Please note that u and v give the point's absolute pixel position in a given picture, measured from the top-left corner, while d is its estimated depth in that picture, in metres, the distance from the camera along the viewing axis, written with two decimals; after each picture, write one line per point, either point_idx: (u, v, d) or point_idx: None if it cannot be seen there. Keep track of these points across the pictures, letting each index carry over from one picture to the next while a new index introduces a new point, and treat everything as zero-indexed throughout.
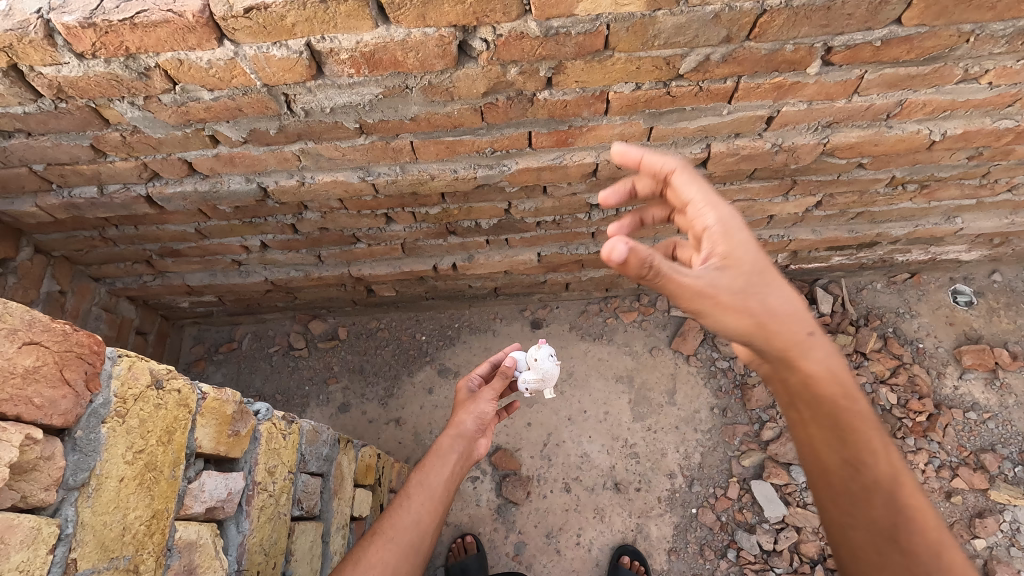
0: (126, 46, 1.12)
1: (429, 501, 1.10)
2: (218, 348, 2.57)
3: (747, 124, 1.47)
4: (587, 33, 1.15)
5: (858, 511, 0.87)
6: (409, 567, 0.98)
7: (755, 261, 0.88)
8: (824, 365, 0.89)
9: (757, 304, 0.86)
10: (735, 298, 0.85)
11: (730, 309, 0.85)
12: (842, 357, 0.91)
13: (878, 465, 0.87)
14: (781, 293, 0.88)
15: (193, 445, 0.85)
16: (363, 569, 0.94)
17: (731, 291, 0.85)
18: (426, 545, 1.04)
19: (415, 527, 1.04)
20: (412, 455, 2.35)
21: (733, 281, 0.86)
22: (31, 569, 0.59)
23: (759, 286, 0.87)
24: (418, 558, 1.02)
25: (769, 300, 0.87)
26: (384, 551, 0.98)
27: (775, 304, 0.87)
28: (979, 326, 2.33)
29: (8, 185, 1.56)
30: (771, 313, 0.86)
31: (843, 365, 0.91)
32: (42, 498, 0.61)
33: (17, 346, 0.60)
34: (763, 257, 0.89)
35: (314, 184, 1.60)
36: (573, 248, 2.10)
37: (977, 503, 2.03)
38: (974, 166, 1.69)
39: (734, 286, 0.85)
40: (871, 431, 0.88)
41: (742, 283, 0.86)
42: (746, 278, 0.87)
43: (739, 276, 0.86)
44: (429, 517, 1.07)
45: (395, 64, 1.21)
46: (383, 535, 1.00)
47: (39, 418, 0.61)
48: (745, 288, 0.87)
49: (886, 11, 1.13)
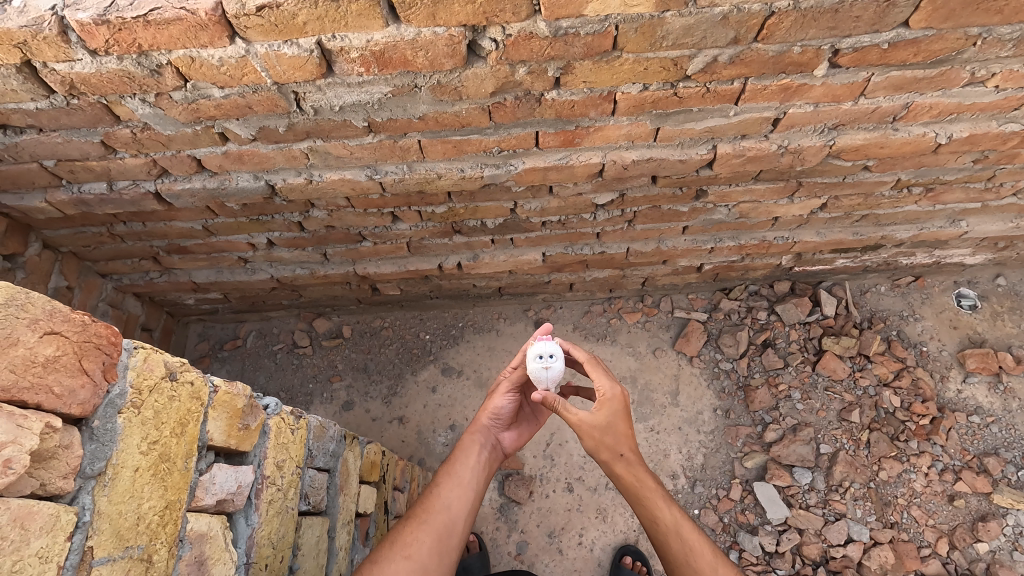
0: (139, 44, 1.13)
1: (459, 487, 1.17)
2: (222, 345, 2.58)
3: (753, 125, 1.48)
4: (595, 34, 1.16)
5: (676, 568, 1.15)
6: (442, 548, 1.07)
7: (615, 414, 1.20)
8: (626, 461, 1.21)
9: (608, 440, 1.20)
10: (596, 433, 1.20)
11: (590, 442, 1.22)
12: (641, 453, 1.23)
13: (666, 522, 1.18)
14: (625, 434, 1.22)
15: (205, 437, 0.86)
16: (401, 547, 1.04)
17: (593, 429, 1.20)
18: (460, 527, 1.12)
19: (447, 510, 1.12)
20: (414, 453, 2.36)
21: (596, 418, 1.20)
22: (50, 556, 0.60)
23: (614, 425, 1.20)
24: (453, 539, 1.10)
25: (616, 435, 1.21)
26: (418, 532, 1.07)
27: (620, 439, 1.21)
28: (983, 329, 2.33)
29: (19, 180, 1.57)
30: (614, 446, 1.21)
31: (640, 457, 1.23)
32: (60, 486, 0.62)
33: (38, 335, 0.62)
34: (625, 402, 1.23)
35: (322, 182, 1.61)
36: (577, 248, 2.10)
37: (980, 506, 2.04)
38: (979, 170, 1.70)
39: (599, 429, 1.20)
40: (657, 498, 1.20)
41: (604, 424, 1.20)
42: (609, 421, 1.20)
43: (600, 420, 1.20)
44: (460, 501, 1.15)
45: (404, 63, 1.22)
46: (416, 519, 1.10)
47: (59, 407, 0.62)
48: (602, 423, 1.20)
49: (893, 14, 1.14)
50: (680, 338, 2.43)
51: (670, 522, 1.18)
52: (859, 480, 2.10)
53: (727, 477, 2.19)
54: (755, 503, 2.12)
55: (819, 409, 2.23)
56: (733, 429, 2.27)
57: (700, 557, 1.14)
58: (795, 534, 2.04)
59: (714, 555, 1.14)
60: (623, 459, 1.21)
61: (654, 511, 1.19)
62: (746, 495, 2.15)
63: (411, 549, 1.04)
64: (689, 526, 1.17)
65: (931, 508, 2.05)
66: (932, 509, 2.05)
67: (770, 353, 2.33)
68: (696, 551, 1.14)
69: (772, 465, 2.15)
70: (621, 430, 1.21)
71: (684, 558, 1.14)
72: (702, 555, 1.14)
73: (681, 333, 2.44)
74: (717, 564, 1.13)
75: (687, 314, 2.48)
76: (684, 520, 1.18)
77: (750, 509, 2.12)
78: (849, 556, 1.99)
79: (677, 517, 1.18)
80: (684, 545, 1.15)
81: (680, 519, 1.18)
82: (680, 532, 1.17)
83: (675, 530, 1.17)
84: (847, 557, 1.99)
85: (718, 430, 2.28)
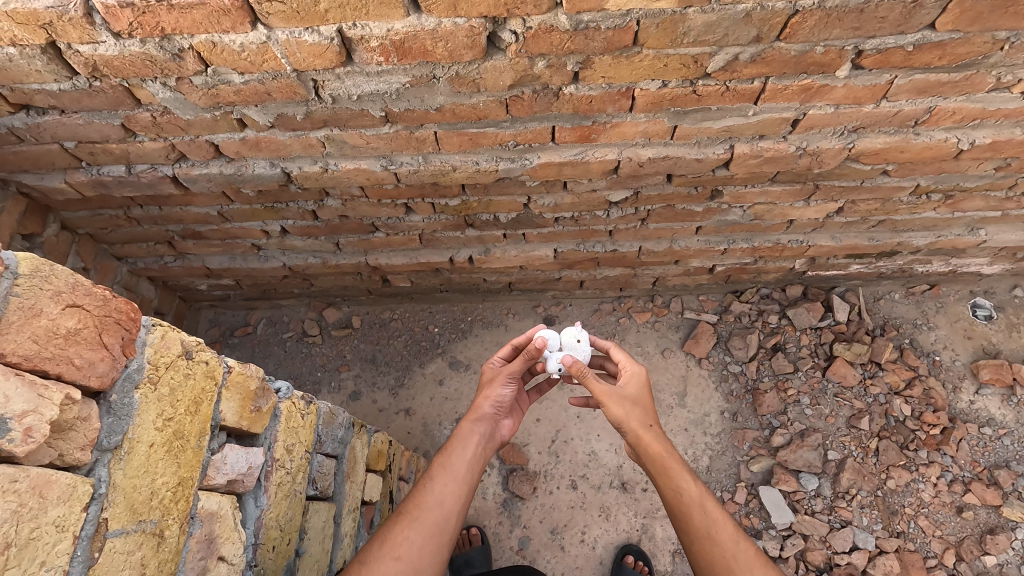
0: (162, 27, 1.14)
1: (453, 482, 1.14)
2: (233, 332, 2.61)
3: (772, 126, 1.46)
4: (616, 29, 1.15)
5: (698, 542, 1.11)
6: (435, 546, 1.04)
7: (641, 389, 1.28)
8: (655, 433, 1.21)
9: (635, 411, 1.23)
10: (628, 402, 1.24)
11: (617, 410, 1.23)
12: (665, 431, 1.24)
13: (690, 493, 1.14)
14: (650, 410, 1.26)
15: (218, 417, 0.86)
16: (390, 548, 1.01)
17: (624, 398, 1.24)
18: (454, 522, 1.09)
19: (440, 506, 1.09)
20: (420, 445, 2.36)
21: (627, 389, 1.26)
22: (67, 525, 0.60)
23: (643, 398, 1.26)
24: (447, 535, 1.07)
25: (644, 408, 1.25)
26: (409, 530, 1.04)
27: (649, 413, 1.25)
28: (998, 340, 2.30)
29: (40, 161, 1.59)
30: (642, 417, 1.22)
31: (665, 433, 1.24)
32: (77, 457, 0.63)
33: (61, 307, 0.63)
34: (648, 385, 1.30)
35: (337, 171, 1.62)
36: (589, 246, 2.09)
37: (989, 519, 2.01)
38: (1000, 178, 1.67)
39: (630, 398, 1.25)
40: (683, 471, 1.16)
41: (634, 396, 1.25)
42: (637, 394, 1.26)
43: (632, 391, 1.25)
44: (452, 497, 1.11)
45: (424, 53, 1.21)
46: (408, 515, 1.06)
47: (79, 378, 0.63)
48: (632, 396, 1.25)
49: (919, 15, 1.13)
50: (688, 339, 2.42)
51: (694, 495, 1.13)
52: (866, 487, 2.08)
53: (732, 480, 2.18)
54: (760, 508, 2.11)
55: (827, 415, 2.21)
56: (740, 432, 2.25)
57: (720, 530, 1.11)
58: (800, 541, 2.02)
59: (734, 530, 1.11)
60: (652, 429, 1.22)
61: (678, 482, 1.15)
62: (751, 498, 2.13)
63: (401, 549, 1.01)
64: (711, 501, 1.14)
65: (939, 518, 2.03)
66: (939, 519, 2.03)
67: (780, 357, 2.31)
68: (716, 523, 1.11)
69: (779, 470, 2.13)
70: (648, 405, 1.26)
71: (706, 532, 1.10)
72: (722, 527, 1.11)
73: (690, 334, 2.44)
74: (738, 538, 1.10)
75: (697, 315, 2.47)
76: (706, 495, 1.14)
77: (755, 513, 2.10)
78: (854, 564, 1.97)
79: (701, 491, 1.14)
80: (706, 519, 1.11)
81: (703, 492, 1.15)
82: (703, 505, 1.13)
83: (698, 502, 1.13)
84: (852, 564, 1.98)
85: (724, 432, 2.27)
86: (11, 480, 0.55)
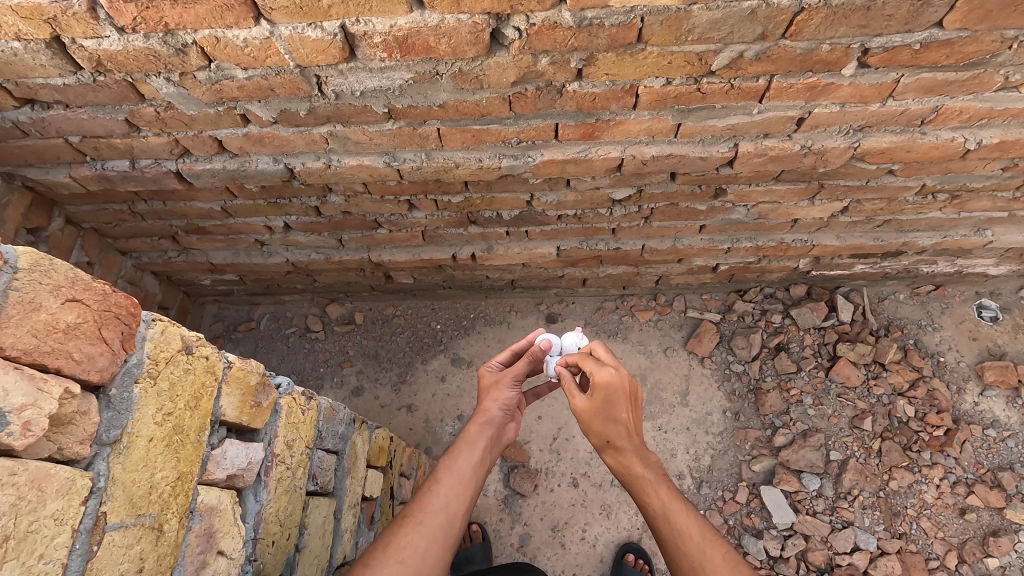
0: (165, 22, 1.14)
1: (459, 484, 1.13)
2: (237, 327, 2.62)
3: (777, 125, 1.45)
4: (620, 26, 1.14)
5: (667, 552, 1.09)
6: (439, 548, 1.03)
7: (609, 398, 1.18)
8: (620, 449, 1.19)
9: (599, 426, 1.20)
10: (589, 419, 1.21)
11: (583, 426, 1.23)
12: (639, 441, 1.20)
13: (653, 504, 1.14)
14: (618, 419, 1.19)
15: (218, 412, 0.87)
16: (393, 551, 1.00)
17: (586, 414, 1.21)
18: (458, 525, 1.09)
19: (444, 510, 1.09)
20: (421, 441, 2.37)
21: (588, 403, 1.20)
22: (65, 518, 0.61)
23: (609, 409, 1.18)
24: (450, 539, 1.06)
25: (610, 422, 1.19)
26: (412, 534, 1.03)
27: (612, 426, 1.19)
28: (1004, 342, 2.28)
29: (44, 155, 1.60)
30: (604, 433, 1.20)
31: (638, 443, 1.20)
32: (76, 451, 0.63)
33: (61, 301, 0.63)
34: (622, 389, 1.19)
35: (341, 167, 1.62)
36: (592, 244, 2.08)
37: (992, 521, 2.00)
38: (1008, 178, 1.66)
39: (592, 416, 1.20)
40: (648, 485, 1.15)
41: (597, 410, 1.19)
42: (602, 407, 1.19)
43: (592, 407, 1.19)
44: (458, 500, 1.11)
45: (427, 49, 1.21)
46: (412, 519, 1.06)
47: (78, 373, 0.63)
48: (593, 410, 1.19)
49: (927, 13, 1.11)
50: (691, 338, 2.41)
51: (658, 508, 1.13)
52: (868, 488, 2.07)
53: (734, 480, 2.18)
54: (762, 508, 2.10)
55: (830, 415, 2.20)
56: (742, 431, 2.25)
57: (687, 539, 1.07)
58: (801, 541, 2.02)
59: (703, 537, 1.06)
60: (610, 446, 1.20)
61: (643, 496, 1.16)
62: (753, 498, 2.13)
63: (404, 553, 1.00)
64: (678, 510, 1.11)
65: (941, 520, 2.02)
66: (942, 521, 2.02)
67: (783, 357, 2.30)
68: (681, 533, 1.08)
69: (780, 469, 2.13)
70: (616, 415, 1.19)
71: (671, 542, 1.08)
72: (689, 536, 1.07)
73: (694, 333, 2.43)
74: (705, 546, 1.04)
75: (700, 314, 2.47)
76: (674, 504, 1.12)
77: (756, 513, 2.10)
78: (855, 565, 1.97)
79: (665, 502, 1.12)
80: (672, 529, 1.09)
81: (669, 502, 1.12)
82: (668, 516, 1.10)
83: (663, 513, 1.11)
84: (853, 565, 1.97)
85: (726, 431, 2.26)
86: (9, 473, 0.56)
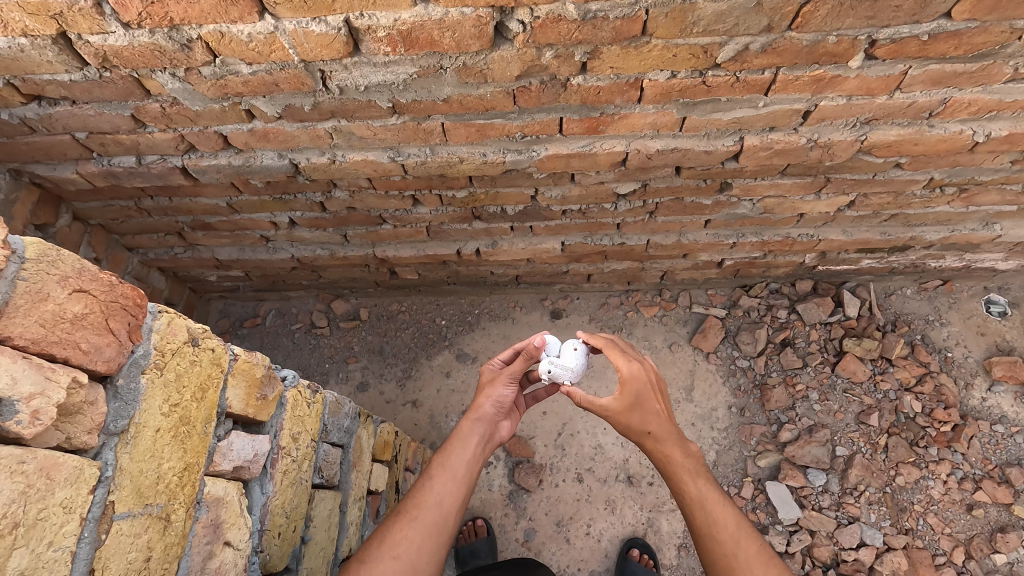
0: (170, 17, 1.15)
1: (452, 481, 1.13)
2: (242, 323, 2.64)
3: (782, 117, 1.44)
4: (625, 18, 1.14)
5: (700, 540, 1.10)
6: (434, 545, 1.03)
7: (643, 391, 1.20)
8: (658, 437, 1.19)
9: (634, 420, 1.21)
10: (622, 416, 1.22)
11: (619, 425, 1.24)
12: (677, 429, 1.21)
13: (688, 492, 1.13)
14: (654, 414, 1.20)
15: (224, 404, 0.87)
16: (389, 547, 1.01)
17: (619, 413, 1.22)
18: (453, 521, 1.08)
19: (439, 506, 1.08)
20: (427, 436, 2.38)
21: (621, 400, 1.21)
22: (74, 506, 0.61)
23: (641, 404, 1.20)
24: (446, 535, 1.06)
25: (644, 415, 1.20)
26: (408, 529, 1.03)
27: (649, 420, 1.20)
28: (1012, 337, 2.26)
29: (52, 152, 1.61)
30: (641, 425, 1.20)
31: (676, 432, 1.20)
32: (84, 441, 0.64)
33: (68, 291, 0.63)
34: (650, 382, 1.22)
35: (345, 162, 1.62)
36: (596, 239, 2.08)
37: (999, 517, 1.99)
38: (1016, 171, 1.64)
39: (624, 411, 1.21)
40: (685, 475, 1.15)
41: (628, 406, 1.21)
42: (634, 402, 1.20)
43: (627, 400, 1.20)
44: (452, 495, 1.11)
45: (431, 43, 1.21)
46: (407, 515, 1.05)
47: (86, 363, 0.64)
48: (627, 406, 1.21)
49: (935, 4, 1.10)
50: (696, 334, 2.41)
51: (694, 497, 1.13)
52: (875, 484, 2.06)
53: (739, 475, 2.17)
54: (767, 503, 2.10)
55: (836, 411, 2.19)
56: (747, 427, 2.24)
57: (721, 528, 1.07)
58: (806, 536, 2.02)
59: (737, 527, 1.07)
60: (649, 437, 1.20)
61: (679, 485, 1.15)
62: (757, 494, 2.13)
63: (400, 548, 1.00)
64: (715, 501, 1.11)
65: (948, 516, 2.01)
66: (948, 517, 2.01)
67: (789, 352, 2.30)
68: (716, 523, 1.08)
69: (786, 465, 2.12)
70: (649, 408, 1.20)
71: (705, 532, 1.09)
72: (724, 526, 1.08)
73: (699, 329, 2.42)
74: (740, 537, 1.06)
75: (705, 310, 2.45)
76: (711, 494, 1.12)
77: (761, 508, 2.10)
78: (861, 560, 1.96)
79: (702, 492, 1.12)
80: (706, 518, 1.10)
81: (707, 492, 1.12)
82: (705, 506, 1.11)
83: (699, 503, 1.11)
84: (859, 561, 1.97)
85: (731, 427, 2.26)
86: (19, 461, 0.56)
